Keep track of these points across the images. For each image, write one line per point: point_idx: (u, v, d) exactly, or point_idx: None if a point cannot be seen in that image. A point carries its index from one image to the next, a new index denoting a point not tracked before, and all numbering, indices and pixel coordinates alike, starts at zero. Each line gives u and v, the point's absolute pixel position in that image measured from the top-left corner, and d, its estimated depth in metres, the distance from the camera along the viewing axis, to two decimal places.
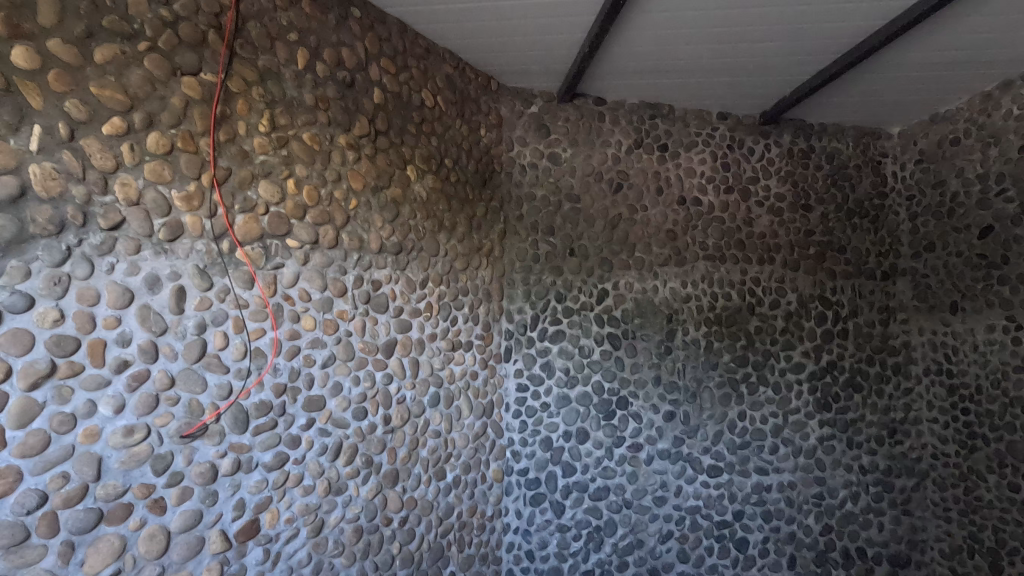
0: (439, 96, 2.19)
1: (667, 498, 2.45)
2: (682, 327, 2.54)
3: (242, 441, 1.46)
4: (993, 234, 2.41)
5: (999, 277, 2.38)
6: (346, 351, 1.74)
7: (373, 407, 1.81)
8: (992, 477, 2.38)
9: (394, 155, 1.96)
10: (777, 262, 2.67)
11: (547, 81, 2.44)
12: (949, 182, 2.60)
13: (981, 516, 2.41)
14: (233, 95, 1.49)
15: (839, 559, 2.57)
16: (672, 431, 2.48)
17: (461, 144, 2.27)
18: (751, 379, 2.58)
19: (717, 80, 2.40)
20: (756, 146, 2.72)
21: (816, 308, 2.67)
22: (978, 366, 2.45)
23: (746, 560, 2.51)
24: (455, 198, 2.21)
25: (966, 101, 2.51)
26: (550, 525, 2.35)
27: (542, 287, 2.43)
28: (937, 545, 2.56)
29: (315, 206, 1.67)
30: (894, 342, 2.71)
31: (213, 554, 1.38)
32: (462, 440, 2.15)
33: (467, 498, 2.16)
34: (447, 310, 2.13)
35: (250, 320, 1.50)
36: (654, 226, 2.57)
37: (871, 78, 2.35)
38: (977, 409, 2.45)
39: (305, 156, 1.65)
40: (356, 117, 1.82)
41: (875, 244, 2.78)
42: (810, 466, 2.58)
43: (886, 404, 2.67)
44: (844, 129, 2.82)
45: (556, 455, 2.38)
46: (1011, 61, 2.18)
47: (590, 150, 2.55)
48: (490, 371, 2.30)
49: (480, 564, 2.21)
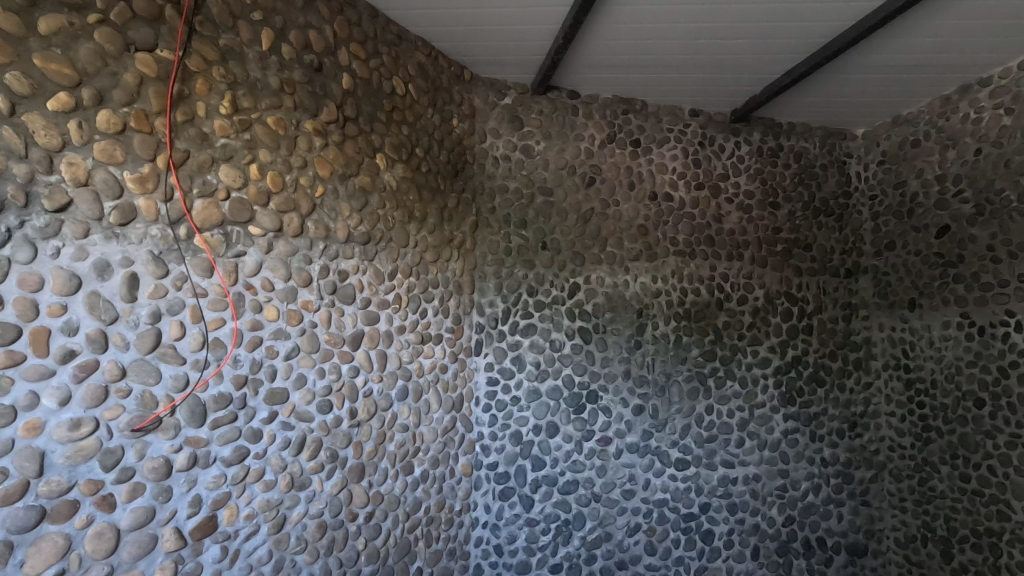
0: (411, 84, 2.15)
1: (635, 491, 2.47)
2: (652, 322, 2.56)
3: (199, 435, 1.40)
4: (950, 234, 2.48)
5: (955, 275, 2.45)
6: (311, 343, 1.69)
7: (338, 401, 1.76)
8: (945, 467, 2.46)
9: (363, 143, 1.91)
10: (745, 258, 2.71)
11: (521, 72, 2.42)
12: (909, 182, 2.67)
13: (935, 506, 2.49)
14: (192, 74, 1.42)
15: (800, 549, 2.63)
16: (641, 424, 2.50)
17: (432, 134, 2.24)
18: (719, 373, 2.61)
19: (689, 76, 2.41)
20: (726, 144, 2.76)
21: (782, 304, 2.72)
22: (934, 361, 2.53)
23: (712, 551, 2.54)
24: (426, 188, 2.17)
25: (926, 105, 2.59)
26: (518, 520, 2.34)
27: (513, 280, 2.41)
28: (893, 534, 2.65)
29: (278, 192, 1.62)
30: (855, 338, 2.78)
31: (166, 552, 1.33)
32: (431, 433, 2.13)
33: (435, 493, 2.13)
34: (416, 301, 2.09)
35: (209, 310, 1.44)
36: (626, 221, 2.58)
37: (837, 79, 2.40)
38: (933, 403, 2.52)
39: (269, 140, 1.60)
40: (324, 102, 1.77)
41: (840, 242, 2.84)
42: (774, 459, 2.63)
43: (848, 398, 2.74)
44: (811, 129, 2.88)
45: (526, 449, 2.37)
46: (969, 65, 2.25)
47: (564, 143, 2.55)
48: (460, 365, 2.28)
49: (448, 560, 2.18)
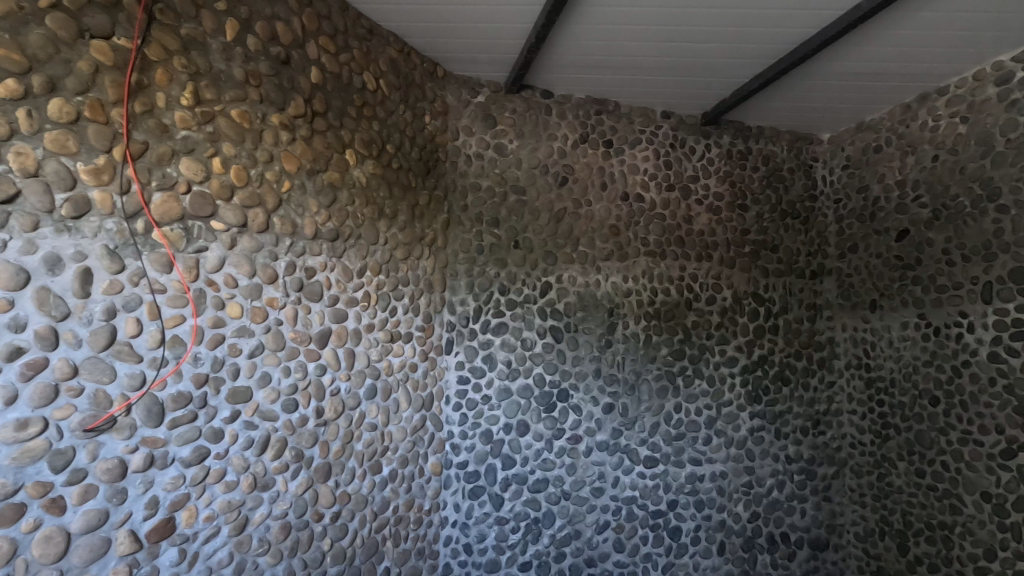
0: (382, 79, 2.13)
1: (604, 489, 2.49)
2: (623, 321, 2.58)
3: (157, 434, 1.36)
4: (909, 237, 2.55)
5: (913, 277, 2.52)
6: (276, 341, 1.66)
7: (304, 399, 1.74)
8: (902, 463, 2.54)
9: (332, 138, 1.88)
10: (714, 259, 2.76)
11: (494, 70, 2.42)
12: (871, 187, 2.75)
13: (892, 500, 2.57)
14: (151, 63, 1.38)
15: (765, 544, 2.69)
16: (610, 422, 2.52)
17: (404, 130, 2.22)
18: (687, 372, 2.65)
19: (660, 78, 2.44)
20: (696, 146, 2.80)
21: (749, 304, 2.78)
22: (893, 361, 2.60)
23: (679, 547, 2.57)
24: (398, 185, 2.15)
25: (888, 112, 2.66)
26: (488, 518, 2.33)
27: (485, 279, 2.41)
28: (853, 528, 2.73)
29: (243, 187, 1.58)
30: (820, 338, 2.86)
31: (120, 556, 1.29)
32: (400, 432, 2.11)
33: (404, 492, 2.11)
34: (386, 299, 2.07)
35: (167, 306, 1.40)
36: (598, 221, 2.60)
37: (803, 85, 2.45)
38: (891, 401, 2.60)
39: (232, 133, 1.56)
40: (291, 96, 1.74)
41: (806, 244, 2.91)
42: (740, 456, 2.68)
43: (812, 396, 2.81)
44: (779, 133, 2.95)
45: (496, 448, 2.37)
46: (928, 74, 2.33)
47: (537, 142, 2.55)
48: (430, 363, 2.26)
49: (417, 559, 2.16)
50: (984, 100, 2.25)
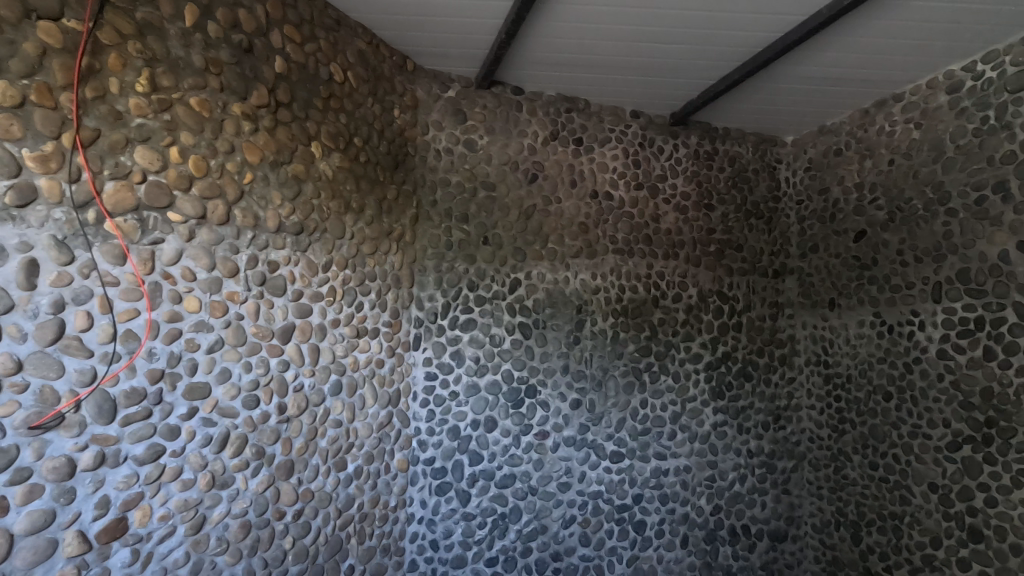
0: (350, 71, 2.09)
1: (571, 484, 2.51)
2: (591, 318, 2.61)
3: (108, 432, 1.32)
4: (866, 238, 2.63)
5: (870, 277, 2.60)
6: (236, 336, 1.62)
7: (266, 396, 1.70)
8: (856, 456, 2.63)
9: (297, 130, 1.84)
10: (681, 257, 2.80)
11: (465, 65, 2.41)
12: (831, 189, 2.83)
13: (847, 492, 2.66)
14: (104, 47, 1.34)
15: (727, 536, 2.75)
16: (577, 418, 2.54)
17: (372, 124, 2.19)
18: (653, 368, 2.69)
19: (629, 77, 2.47)
20: (665, 146, 2.84)
21: (714, 302, 2.84)
22: (849, 357, 2.69)
23: (643, 541, 2.62)
24: (365, 178, 2.12)
25: (848, 116, 2.75)
26: (455, 514, 2.33)
27: (454, 275, 2.40)
28: (811, 519, 2.81)
29: (202, 177, 1.54)
30: (781, 335, 2.93)
31: (67, 557, 1.24)
32: (366, 429, 2.09)
33: (369, 489, 2.09)
34: (352, 294, 2.04)
35: (121, 299, 1.35)
36: (567, 218, 2.62)
37: (768, 87, 2.51)
38: (847, 396, 2.69)
39: (191, 122, 1.52)
40: (254, 85, 1.70)
41: (769, 244, 2.98)
42: (704, 450, 2.74)
43: (773, 392, 2.88)
44: (745, 135, 3.01)
45: (463, 444, 2.37)
46: (885, 80, 2.41)
47: (507, 138, 2.55)
48: (397, 359, 2.25)
49: (382, 556, 2.15)
50: (936, 107, 2.34)
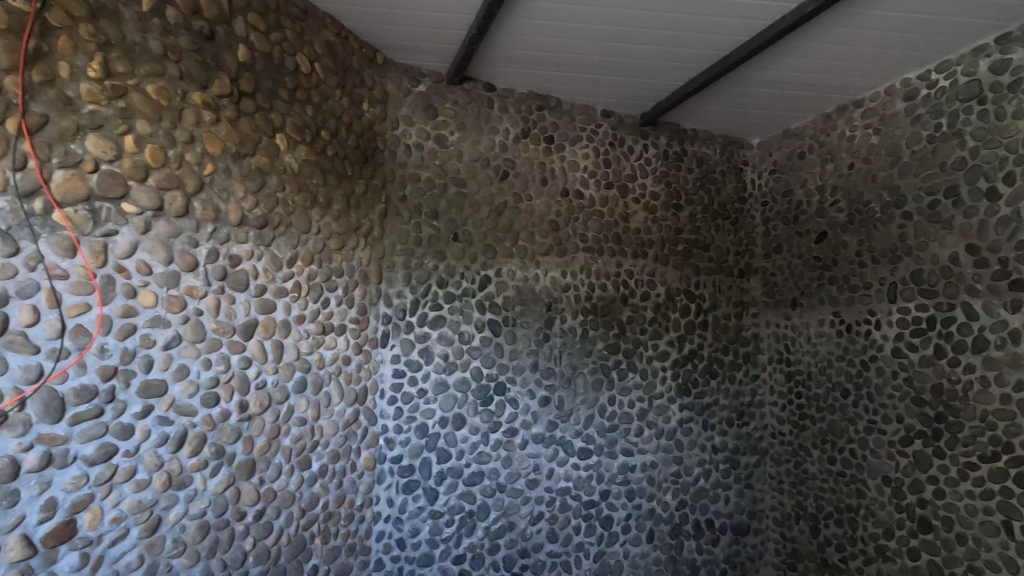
0: (317, 62, 2.05)
1: (539, 481, 2.52)
2: (560, 316, 2.62)
3: (56, 431, 1.27)
4: (827, 239, 2.71)
5: (830, 277, 2.68)
6: (195, 332, 1.58)
7: (226, 393, 1.66)
8: (816, 451, 2.71)
9: (261, 121, 1.80)
10: (649, 256, 2.84)
11: (436, 60, 2.39)
12: (795, 191, 2.90)
13: (807, 486, 2.74)
14: (53, 30, 1.28)
15: (691, 531, 2.80)
16: (546, 415, 2.56)
17: (340, 117, 2.15)
18: (622, 365, 2.72)
19: (600, 77, 2.48)
20: (635, 146, 2.87)
21: (681, 301, 2.88)
22: (810, 355, 2.76)
23: (610, 536, 2.64)
24: (333, 172, 2.09)
25: (811, 120, 2.82)
26: (422, 512, 2.32)
27: (423, 271, 2.38)
28: (772, 513, 2.89)
29: (159, 168, 1.49)
30: (745, 333, 3.00)
31: (10, 562, 1.20)
32: (331, 427, 2.05)
33: (334, 488, 2.06)
34: (318, 290, 2.00)
35: (70, 293, 1.31)
36: (538, 216, 2.62)
37: (735, 90, 2.56)
38: (808, 393, 2.76)
39: (148, 110, 1.47)
40: (215, 74, 1.65)
41: (734, 244, 3.05)
42: (670, 446, 2.79)
43: (737, 389, 2.95)
44: (712, 136, 3.06)
45: (431, 442, 2.35)
46: (846, 86, 2.48)
47: (478, 135, 2.54)
48: (364, 356, 2.22)
49: (347, 556, 2.12)
50: (894, 113, 2.42)
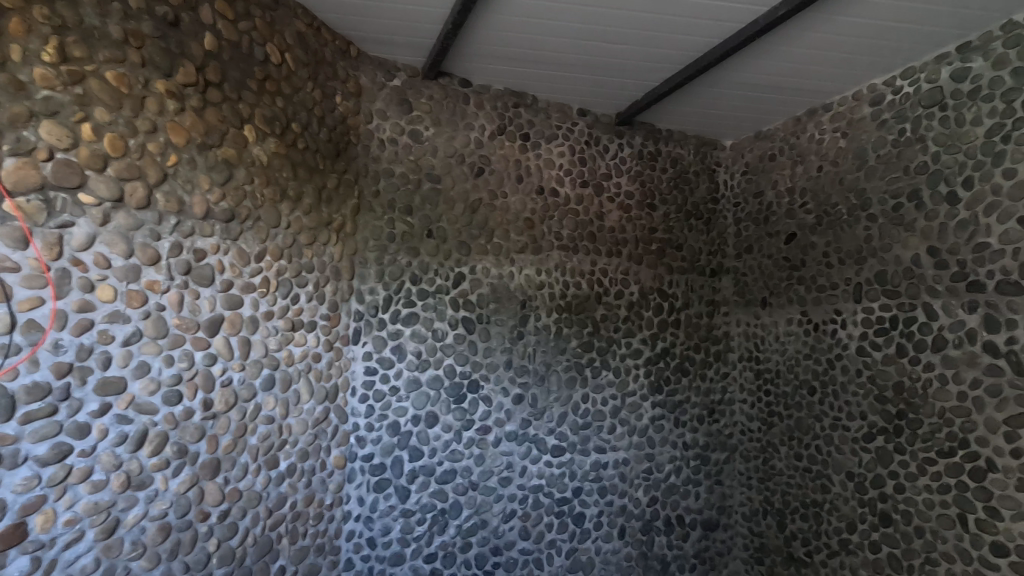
0: (288, 53, 2.01)
1: (512, 479, 2.52)
2: (535, 314, 2.62)
3: (5, 431, 1.23)
4: (796, 240, 2.77)
5: (799, 277, 2.74)
6: (156, 328, 1.53)
7: (189, 391, 1.61)
8: (783, 448, 2.77)
9: (228, 112, 1.75)
10: (623, 255, 2.86)
11: (411, 54, 2.37)
12: (765, 192, 2.95)
13: (774, 482, 2.80)
14: (3, 11, 1.24)
15: (662, 527, 2.83)
16: (520, 413, 2.55)
17: (312, 109, 2.11)
18: (595, 363, 2.74)
19: (576, 75, 2.49)
20: (610, 145, 2.88)
21: (654, 300, 2.91)
22: (778, 353, 2.82)
23: (582, 533, 2.66)
24: (303, 166, 2.05)
25: (782, 123, 2.87)
26: (393, 511, 2.29)
27: (397, 268, 2.35)
28: (741, 508, 2.94)
29: (119, 158, 1.44)
30: (717, 332, 3.04)
31: None
32: (300, 425, 2.01)
33: (303, 487, 2.02)
34: (287, 286, 1.96)
35: (22, 287, 1.26)
36: (513, 213, 2.62)
37: (709, 92, 2.59)
38: (776, 390, 2.82)
39: (108, 98, 1.42)
40: (180, 62, 1.60)
41: (707, 244, 3.09)
42: (642, 443, 2.81)
43: (708, 387, 2.99)
44: (687, 137, 3.10)
45: (403, 440, 2.33)
46: (815, 90, 2.53)
47: (453, 131, 2.52)
48: (335, 354, 2.18)
49: (315, 556, 2.08)
50: (861, 118, 2.47)
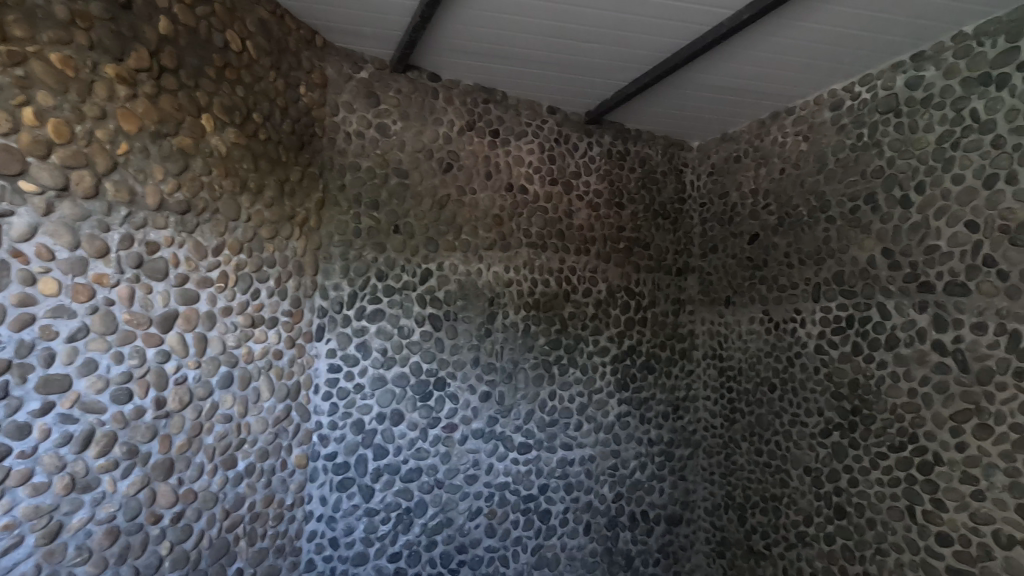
0: (249, 41, 1.95)
1: (478, 476, 2.51)
2: (503, 311, 2.61)
3: None
4: (758, 241, 2.83)
5: (761, 277, 2.80)
6: (105, 324, 1.47)
7: (141, 389, 1.55)
8: (744, 443, 2.83)
9: (185, 99, 1.69)
10: (591, 253, 2.88)
11: (379, 46, 2.33)
12: (730, 194, 3.01)
13: (736, 477, 2.86)
14: None
15: (627, 522, 2.86)
16: (487, 410, 2.55)
17: (274, 100, 2.05)
18: (563, 360, 2.75)
19: (546, 72, 2.48)
20: (580, 143, 2.90)
21: (622, 298, 2.94)
22: (741, 351, 2.88)
23: (548, 529, 2.67)
24: (264, 158, 1.99)
25: (746, 126, 2.93)
26: (357, 510, 2.26)
27: (362, 264, 2.31)
28: (704, 503, 3.00)
29: (64, 144, 1.37)
30: (682, 330, 3.09)
31: None
32: (259, 424, 1.96)
33: (262, 488, 1.97)
34: (247, 281, 1.90)
35: None
36: (481, 210, 2.60)
37: (677, 93, 2.62)
38: (738, 387, 2.88)
39: (52, 81, 1.35)
40: (132, 46, 1.53)
41: (673, 243, 3.13)
42: (608, 440, 2.84)
43: (673, 384, 3.03)
44: (655, 137, 3.13)
45: (368, 438, 2.30)
46: (778, 93, 2.59)
47: (422, 126, 2.49)
48: (298, 351, 2.13)
49: (275, 558, 2.03)
50: (821, 122, 2.54)
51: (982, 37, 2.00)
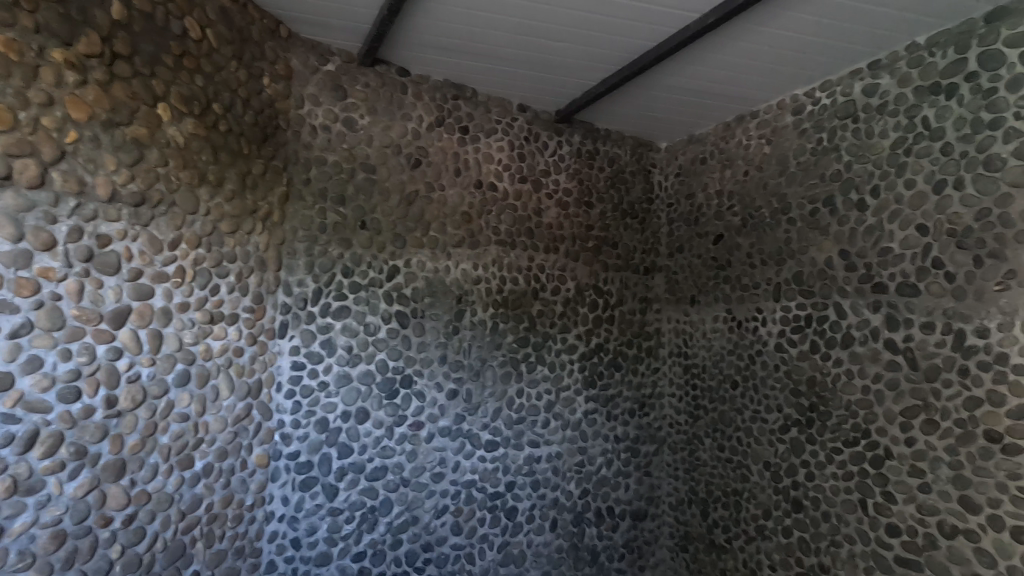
0: (209, 29, 1.90)
1: (444, 474, 2.50)
2: (471, 308, 2.60)
3: None
4: (723, 241, 2.89)
5: (725, 276, 2.86)
6: (51, 320, 1.42)
7: (90, 388, 1.50)
8: (707, 440, 2.89)
9: (139, 87, 1.63)
10: (560, 252, 2.89)
11: (346, 38, 2.29)
12: (696, 194, 3.06)
13: (699, 473, 2.91)
14: None
15: (593, 518, 2.89)
16: (454, 408, 2.54)
17: (236, 90, 2.00)
18: (531, 358, 2.76)
19: (515, 70, 2.48)
20: (549, 142, 2.91)
21: (590, 296, 2.96)
22: (705, 349, 2.94)
23: (514, 526, 2.68)
24: (225, 149, 1.94)
25: (713, 128, 2.99)
26: (320, 510, 2.23)
27: (327, 260, 2.28)
28: (668, 498, 3.05)
29: (6, 132, 1.32)
30: (649, 328, 3.13)
31: None
32: (218, 423, 1.91)
33: (221, 488, 1.92)
34: (205, 276, 1.85)
35: None
36: (450, 207, 2.59)
37: (645, 94, 2.65)
38: (702, 384, 2.93)
39: None
40: (82, 31, 1.48)
41: (641, 243, 3.17)
42: (575, 437, 2.86)
43: (639, 381, 3.07)
44: (624, 138, 3.17)
45: (332, 436, 2.26)
46: (743, 97, 2.64)
47: (390, 120, 2.46)
48: (259, 348, 2.08)
49: (234, 559, 1.99)
50: (784, 126, 2.60)
51: (933, 47, 2.08)
